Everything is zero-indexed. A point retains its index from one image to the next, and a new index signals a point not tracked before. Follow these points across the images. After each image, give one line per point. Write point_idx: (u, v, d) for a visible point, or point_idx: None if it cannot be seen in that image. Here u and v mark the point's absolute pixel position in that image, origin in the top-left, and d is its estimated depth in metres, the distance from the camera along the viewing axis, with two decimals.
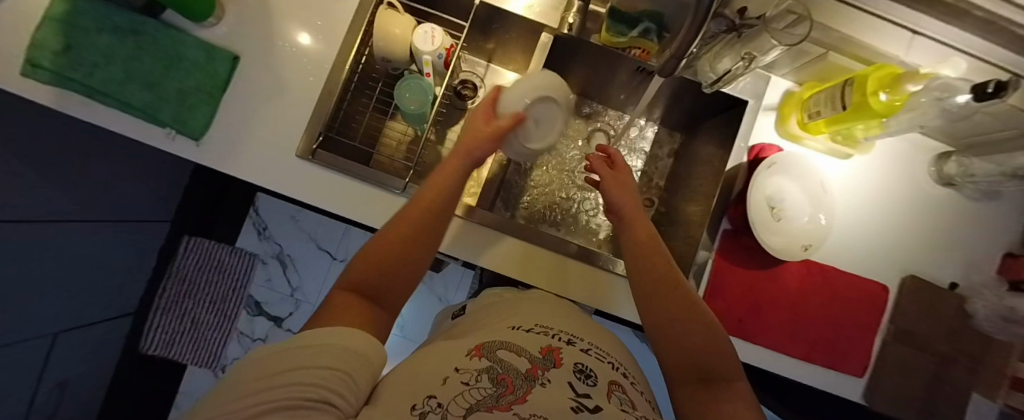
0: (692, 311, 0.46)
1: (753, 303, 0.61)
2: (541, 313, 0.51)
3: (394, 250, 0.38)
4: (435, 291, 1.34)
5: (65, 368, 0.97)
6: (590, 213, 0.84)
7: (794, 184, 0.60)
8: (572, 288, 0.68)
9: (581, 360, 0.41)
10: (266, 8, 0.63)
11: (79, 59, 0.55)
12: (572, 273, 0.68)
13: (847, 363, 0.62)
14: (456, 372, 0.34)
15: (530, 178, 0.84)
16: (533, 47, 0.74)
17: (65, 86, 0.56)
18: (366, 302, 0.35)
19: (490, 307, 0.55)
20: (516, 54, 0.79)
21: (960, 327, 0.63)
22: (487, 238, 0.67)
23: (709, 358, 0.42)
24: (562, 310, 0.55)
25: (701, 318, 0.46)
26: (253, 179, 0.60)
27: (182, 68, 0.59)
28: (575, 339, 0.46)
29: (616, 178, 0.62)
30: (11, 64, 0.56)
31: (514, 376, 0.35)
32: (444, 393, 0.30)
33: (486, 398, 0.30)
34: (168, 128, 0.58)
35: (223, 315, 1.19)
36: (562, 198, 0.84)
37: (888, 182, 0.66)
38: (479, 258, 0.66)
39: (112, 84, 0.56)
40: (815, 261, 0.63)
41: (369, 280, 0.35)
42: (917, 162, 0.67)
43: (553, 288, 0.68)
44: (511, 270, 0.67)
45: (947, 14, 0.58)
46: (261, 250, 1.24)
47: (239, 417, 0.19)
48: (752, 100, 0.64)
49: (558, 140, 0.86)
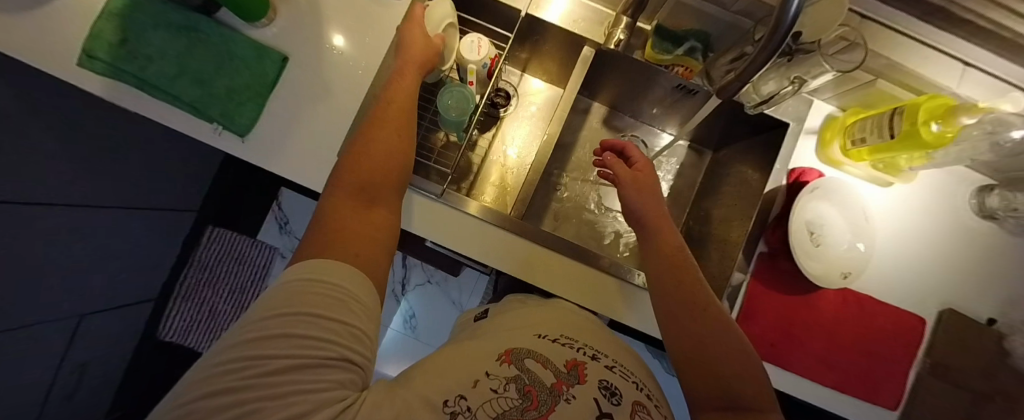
0: (714, 328, 0.46)
1: (777, 321, 0.61)
2: (563, 324, 0.51)
3: (376, 157, 0.47)
4: (449, 295, 1.34)
5: (87, 351, 0.99)
6: (615, 225, 0.84)
7: (833, 209, 0.60)
8: (592, 298, 0.68)
9: (606, 378, 0.40)
10: (314, 12, 0.65)
11: (136, 53, 0.57)
12: (571, 272, 0.68)
13: (881, 395, 0.61)
14: (486, 376, 0.35)
15: (558, 188, 0.84)
16: (570, 59, 0.75)
17: (118, 77, 0.58)
18: (363, 206, 0.43)
19: (510, 310, 0.55)
20: (551, 66, 0.80)
21: (998, 365, 0.61)
22: (501, 240, 0.67)
23: (734, 388, 0.42)
24: (584, 321, 0.54)
25: (726, 341, 0.45)
26: (294, 177, 0.61)
27: (232, 66, 0.60)
28: (596, 351, 0.45)
29: (636, 179, 0.60)
30: (68, 52, 0.57)
31: (539, 389, 0.36)
32: (474, 395, 0.33)
33: (511, 407, 0.33)
34: (215, 123, 0.59)
35: (240, 306, 1.17)
36: (588, 208, 0.84)
37: (928, 211, 0.65)
38: (499, 261, 0.66)
39: (166, 79, 0.57)
40: (853, 289, 0.62)
41: (367, 181, 0.45)
42: (955, 194, 0.66)
43: (573, 296, 0.67)
44: (523, 273, 0.66)
45: (999, 46, 0.58)
46: (282, 244, 1.26)
47: (276, 362, 0.25)
48: (794, 123, 0.63)
49: (588, 152, 0.86)
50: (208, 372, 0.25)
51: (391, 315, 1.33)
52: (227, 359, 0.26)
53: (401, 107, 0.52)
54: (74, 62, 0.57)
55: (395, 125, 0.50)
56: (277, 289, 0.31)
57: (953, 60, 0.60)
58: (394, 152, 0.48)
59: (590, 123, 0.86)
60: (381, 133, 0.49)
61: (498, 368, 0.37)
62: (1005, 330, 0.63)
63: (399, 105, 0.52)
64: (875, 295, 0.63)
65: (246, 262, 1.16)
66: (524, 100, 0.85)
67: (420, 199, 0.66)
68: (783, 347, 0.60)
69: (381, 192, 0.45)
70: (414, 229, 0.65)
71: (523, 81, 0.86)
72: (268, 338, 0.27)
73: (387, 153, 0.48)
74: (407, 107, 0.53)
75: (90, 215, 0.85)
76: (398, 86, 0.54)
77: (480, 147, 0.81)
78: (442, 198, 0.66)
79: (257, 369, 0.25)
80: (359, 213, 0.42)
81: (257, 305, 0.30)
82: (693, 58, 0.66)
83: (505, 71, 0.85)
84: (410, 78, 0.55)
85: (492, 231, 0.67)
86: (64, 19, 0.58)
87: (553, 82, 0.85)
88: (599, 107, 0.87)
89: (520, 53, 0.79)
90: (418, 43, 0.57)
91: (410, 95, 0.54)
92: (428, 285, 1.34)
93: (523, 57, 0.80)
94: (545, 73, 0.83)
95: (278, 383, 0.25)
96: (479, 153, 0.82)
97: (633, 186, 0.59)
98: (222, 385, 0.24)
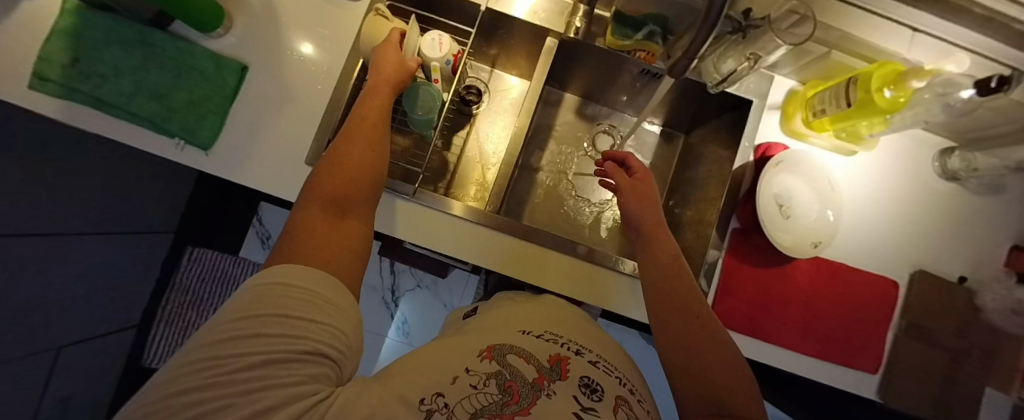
0: (694, 314, 0.47)
1: (759, 297, 0.62)
2: (547, 320, 0.50)
3: (349, 165, 0.46)
4: (441, 298, 1.33)
5: (69, 384, 0.96)
6: (596, 214, 0.84)
7: (802, 182, 0.61)
8: (576, 288, 0.68)
9: (589, 372, 0.40)
10: (272, 19, 0.64)
11: (89, 72, 0.56)
12: (560, 267, 0.68)
13: (861, 359, 0.62)
14: (467, 372, 0.35)
15: (537, 181, 0.84)
16: (536, 51, 0.75)
17: (72, 98, 0.56)
18: (336, 213, 0.42)
19: (498, 307, 0.54)
20: (519, 60, 0.80)
21: (970, 321, 0.63)
22: (488, 240, 0.67)
23: (716, 379, 0.41)
24: (568, 315, 0.54)
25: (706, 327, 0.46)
26: (263, 187, 0.60)
27: (190, 79, 0.59)
28: (580, 347, 0.45)
29: (634, 187, 0.61)
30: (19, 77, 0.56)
31: (520, 384, 0.36)
32: (453, 392, 0.32)
33: (491, 403, 0.33)
34: (177, 138, 0.58)
35: None
36: (569, 199, 0.84)
37: (897, 178, 0.67)
38: (481, 258, 0.66)
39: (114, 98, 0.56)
40: (826, 258, 0.64)
41: (342, 191, 0.44)
42: (921, 158, 0.68)
43: (556, 287, 0.67)
44: (505, 268, 0.66)
45: (945, 11, 0.60)
46: None
47: (245, 358, 0.25)
48: (757, 99, 0.64)
49: (564, 143, 0.87)
50: (176, 372, 0.24)
51: (383, 322, 1.32)
52: (195, 358, 0.25)
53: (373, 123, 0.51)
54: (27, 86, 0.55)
55: (365, 141, 0.49)
56: (245, 291, 0.30)
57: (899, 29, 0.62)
58: (365, 164, 0.47)
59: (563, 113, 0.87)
60: (353, 145, 0.48)
61: (478, 364, 0.36)
62: (975, 286, 0.65)
63: (370, 119, 0.52)
64: (850, 262, 0.64)
65: (230, 280, 1.14)
66: (496, 95, 0.85)
67: (390, 200, 0.65)
68: (765, 323, 0.61)
69: (352, 200, 0.44)
70: (386, 231, 0.64)
71: (493, 77, 0.86)
72: (236, 337, 0.26)
73: (360, 165, 0.47)
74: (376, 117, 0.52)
75: (61, 242, 0.83)
76: (372, 97, 0.54)
77: (455, 145, 0.81)
78: (414, 198, 0.65)
79: (228, 366, 0.24)
80: (334, 225, 0.41)
81: (225, 307, 0.29)
82: (653, 42, 0.67)
83: (474, 68, 0.85)
84: (383, 94, 0.55)
85: (469, 227, 0.67)
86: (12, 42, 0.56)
87: (523, 77, 0.85)
88: (571, 97, 0.87)
89: (487, 49, 0.79)
90: (388, 69, 0.57)
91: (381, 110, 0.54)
92: (418, 290, 1.33)
93: (491, 53, 0.80)
94: (514, 68, 0.83)
95: (248, 379, 0.24)
96: (454, 154, 0.82)
97: (632, 194, 0.60)
98: (191, 384, 0.23)
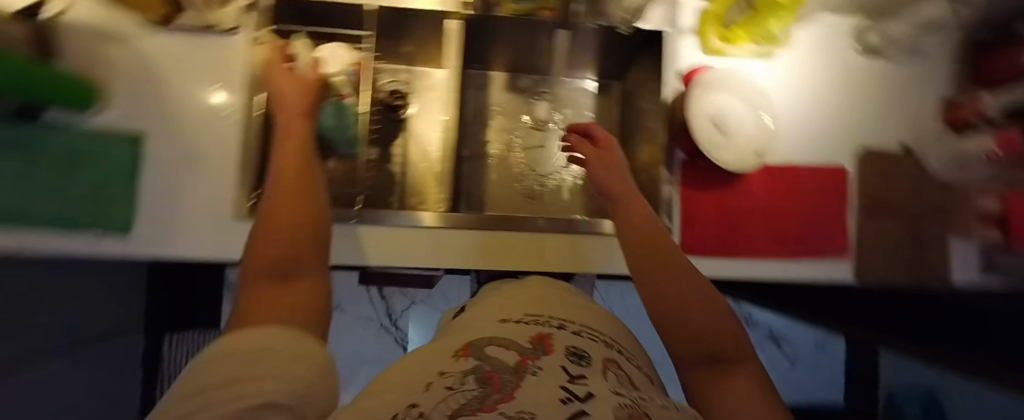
0: (678, 262, 0.43)
1: (723, 218, 0.62)
2: (529, 305, 0.45)
3: (285, 207, 0.42)
4: (438, 305, 1.32)
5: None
6: (556, 180, 0.82)
7: (732, 96, 0.61)
8: (553, 261, 0.67)
9: (579, 344, 0.33)
10: (156, 81, 0.59)
11: None
12: (550, 248, 0.67)
13: (829, 248, 0.64)
14: (438, 378, 0.24)
15: (487, 169, 0.81)
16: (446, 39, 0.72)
17: None
18: (277, 270, 0.37)
19: (480, 305, 0.52)
20: (432, 47, 0.77)
21: (917, 182, 0.67)
22: (472, 242, 0.65)
23: (710, 321, 0.38)
24: (548, 293, 0.50)
25: (688, 269, 0.42)
26: (198, 254, 0.58)
27: (88, 164, 0.53)
28: (568, 321, 0.40)
29: (603, 157, 0.60)
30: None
31: (504, 371, 0.25)
32: (426, 400, 0.20)
33: (471, 399, 0.20)
34: (92, 231, 0.54)
35: None
36: (524, 175, 0.81)
37: (826, 70, 0.68)
38: (456, 263, 0.65)
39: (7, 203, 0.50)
40: (774, 165, 0.65)
41: (283, 246, 0.39)
42: (838, 44, 0.69)
43: (534, 266, 0.67)
44: (483, 264, 0.65)
45: None
46: None
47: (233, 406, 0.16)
48: (665, 27, 0.66)
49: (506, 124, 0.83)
50: None
51: (388, 348, 1.30)
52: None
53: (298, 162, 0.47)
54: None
55: (294, 175, 0.46)
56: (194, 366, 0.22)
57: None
58: (291, 203, 0.43)
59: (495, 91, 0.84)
60: (287, 183, 0.44)
61: (453, 365, 0.26)
62: (916, 149, 0.69)
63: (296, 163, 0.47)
64: (801, 162, 0.66)
65: None
66: (421, 94, 0.82)
67: None
68: (736, 240, 0.62)
69: (299, 258, 0.39)
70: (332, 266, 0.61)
71: (415, 75, 0.83)
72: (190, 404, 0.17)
73: (296, 213, 0.42)
74: (299, 156, 0.48)
75: None
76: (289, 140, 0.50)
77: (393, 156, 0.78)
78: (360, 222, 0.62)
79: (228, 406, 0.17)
80: (294, 287, 0.36)
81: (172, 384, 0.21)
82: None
83: (391, 71, 0.82)
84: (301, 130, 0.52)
85: (435, 236, 0.65)
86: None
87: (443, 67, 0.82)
88: (499, 75, 0.85)
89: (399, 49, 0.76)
90: (288, 89, 0.54)
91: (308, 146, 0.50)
92: (413, 305, 1.32)
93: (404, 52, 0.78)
94: (431, 57, 0.80)
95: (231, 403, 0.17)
96: (397, 162, 0.79)
97: (601, 167, 0.58)
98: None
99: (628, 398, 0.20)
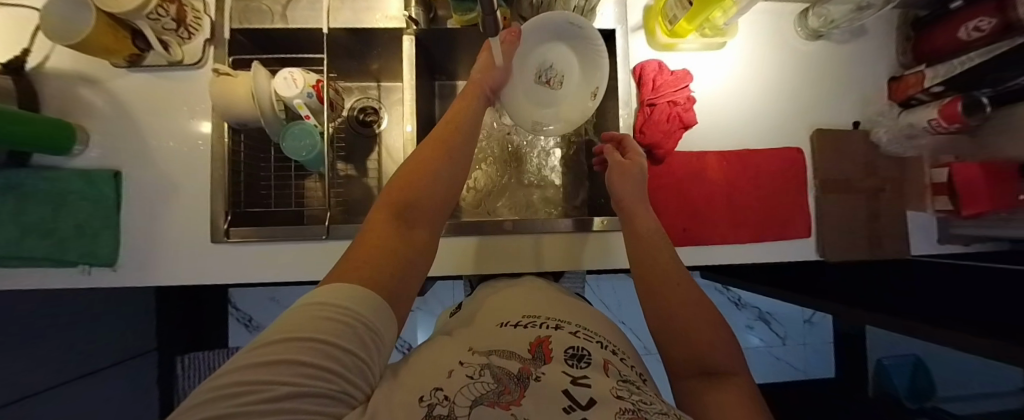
0: (685, 292, 0.41)
1: (744, 224, 0.63)
2: (543, 304, 0.43)
3: (418, 158, 0.42)
4: (432, 310, 1.19)
5: (86, 391, 0.84)
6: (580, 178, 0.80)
7: (812, 196, 0.64)
8: (581, 260, 0.65)
9: (574, 344, 0.32)
10: None
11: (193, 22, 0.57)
12: (542, 248, 0.64)
13: None
14: (460, 365, 0.27)
15: (512, 159, 0.80)
16: None
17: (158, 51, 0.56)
18: (398, 226, 0.36)
19: (491, 296, 0.50)
20: None
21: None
22: (464, 249, 0.64)
23: (709, 349, 0.35)
24: (591, 311, 0.45)
25: (697, 299, 0.40)
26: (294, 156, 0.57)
27: (286, 31, 0.60)
28: (580, 327, 0.37)
29: (622, 169, 0.55)
30: (61, 112, 0.57)
31: (511, 371, 0.27)
32: (452, 383, 0.24)
33: (488, 391, 0.23)
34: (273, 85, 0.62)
35: None
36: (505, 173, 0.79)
37: (910, 238, 0.65)
38: (447, 268, 0.63)
39: (188, 44, 0.58)
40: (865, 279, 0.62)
41: (403, 201, 0.38)
42: (924, 225, 0.65)
43: (560, 268, 0.65)
44: (504, 266, 0.64)
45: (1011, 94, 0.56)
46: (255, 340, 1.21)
47: None
48: (792, 144, 0.65)
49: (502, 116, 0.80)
50: None
51: None
52: None
53: (439, 138, 0.44)
54: (77, 89, 0.58)
55: (436, 161, 0.42)
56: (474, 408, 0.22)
57: (913, 70, 0.63)
58: (414, 185, 0.39)
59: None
60: (421, 151, 0.43)
61: (469, 357, 0.28)
62: None
63: (453, 115, 0.48)
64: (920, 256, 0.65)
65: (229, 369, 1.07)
66: None
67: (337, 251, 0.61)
68: None
69: (419, 213, 0.38)
70: None
71: None
72: (221, 404, 0.17)
73: (408, 201, 0.38)
74: (470, 113, 0.49)
75: None
76: (460, 103, 0.50)
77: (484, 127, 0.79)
78: None
79: None
80: (397, 234, 0.35)
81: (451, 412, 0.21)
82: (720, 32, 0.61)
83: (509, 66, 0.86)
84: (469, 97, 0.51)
85: None
86: (60, 54, 0.57)
87: None
88: None
89: None
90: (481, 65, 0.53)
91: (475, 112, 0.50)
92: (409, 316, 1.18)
93: None
94: None
95: None
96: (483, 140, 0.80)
97: (619, 181, 0.54)
98: None
99: (630, 405, 0.23)
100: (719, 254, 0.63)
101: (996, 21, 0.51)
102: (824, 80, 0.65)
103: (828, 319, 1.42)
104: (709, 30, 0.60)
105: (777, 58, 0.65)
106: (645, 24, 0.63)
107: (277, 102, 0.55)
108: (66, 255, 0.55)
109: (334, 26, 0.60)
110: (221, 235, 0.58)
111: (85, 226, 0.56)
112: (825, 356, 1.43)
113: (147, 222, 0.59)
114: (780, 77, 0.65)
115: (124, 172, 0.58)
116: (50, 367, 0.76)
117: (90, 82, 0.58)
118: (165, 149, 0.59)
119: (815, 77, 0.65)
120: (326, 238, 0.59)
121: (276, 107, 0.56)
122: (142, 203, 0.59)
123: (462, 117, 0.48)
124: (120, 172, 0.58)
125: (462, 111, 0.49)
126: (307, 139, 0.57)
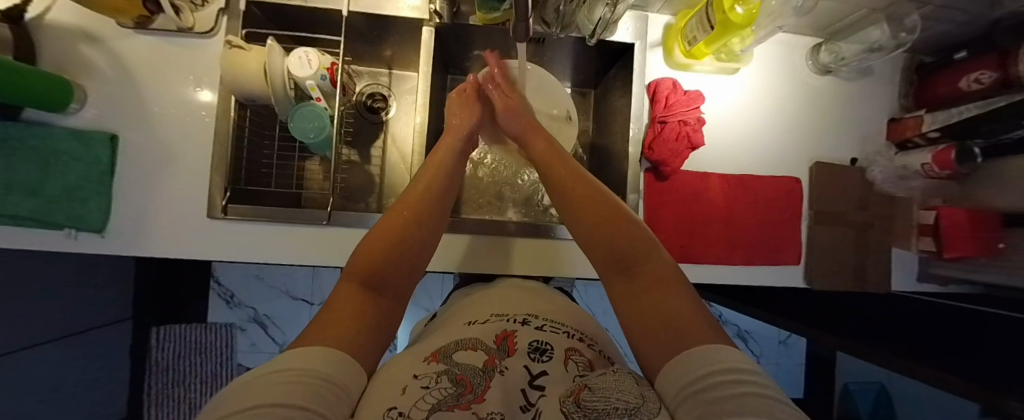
0: (591, 203, 0.40)
1: (739, 246, 0.64)
2: (505, 304, 0.42)
3: (390, 221, 0.41)
4: (419, 302, 1.18)
5: (58, 355, 0.81)
6: None
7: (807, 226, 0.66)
8: (577, 267, 0.66)
9: (536, 337, 0.32)
10: None
11: None
12: (539, 252, 0.65)
13: None
14: (416, 378, 0.26)
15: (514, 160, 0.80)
16: (596, 75, 0.76)
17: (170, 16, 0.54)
18: (366, 294, 0.35)
19: (464, 301, 0.49)
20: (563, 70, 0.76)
21: None
22: (462, 248, 0.64)
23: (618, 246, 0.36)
24: (558, 302, 0.46)
25: (599, 198, 0.40)
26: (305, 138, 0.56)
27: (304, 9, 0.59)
28: (545, 319, 0.38)
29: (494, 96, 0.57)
30: (58, 68, 0.55)
31: (472, 372, 0.27)
32: (407, 398, 0.23)
33: (446, 396, 0.24)
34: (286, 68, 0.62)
35: (217, 364, 1.06)
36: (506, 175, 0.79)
37: (892, 273, 0.68)
38: (443, 265, 0.63)
39: (200, 11, 0.57)
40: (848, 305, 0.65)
41: (375, 271, 0.36)
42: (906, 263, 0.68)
43: (554, 272, 0.65)
44: (499, 267, 0.64)
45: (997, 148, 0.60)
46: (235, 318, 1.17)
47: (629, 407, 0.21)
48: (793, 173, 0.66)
49: None
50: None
51: None
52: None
53: (409, 204, 0.43)
54: (79, 47, 0.56)
55: (412, 221, 0.41)
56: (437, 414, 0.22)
57: (912, 113, 0.66)
58: (385, 247, 0.38)
59: (595, 120, 0.79)
60: (395, 211, 0.42)
61: (425, 367, 0.28)
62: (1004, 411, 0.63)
63: (436, 163, 0.48)
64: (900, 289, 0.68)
65: (206, 351, 1.04)
66: None
67: (333, 238, 0.60)
68: None
69: (391, 279, 0.37)
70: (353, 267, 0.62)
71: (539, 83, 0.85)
72: None
73: (381, 266, 0.37)
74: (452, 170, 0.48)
75: None
76: (444, 153, 0.50)
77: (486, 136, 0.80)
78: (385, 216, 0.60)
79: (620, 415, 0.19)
80: (367, 304, 0.34)
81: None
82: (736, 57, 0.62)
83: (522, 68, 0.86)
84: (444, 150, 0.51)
85: None
86: (63, 8, 0.55)
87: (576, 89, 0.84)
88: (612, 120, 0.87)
89: None
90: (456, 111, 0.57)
91: (457, 153, 0.51)
92: None
93: None
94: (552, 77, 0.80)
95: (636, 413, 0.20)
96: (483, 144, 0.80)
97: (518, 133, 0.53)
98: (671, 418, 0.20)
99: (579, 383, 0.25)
100: (712, 273, 0.64)
101: (995, 75, 0.54)
102: (827, 115, 0.67)
103: (802, 341, 1.46)
104: (724, 54, 0.61)
105: (786, 88, 0.66)
106: (663, 41, 0.64)
107: (289, 81, 0.54)
108: (53, 217, 0.52)
109: (354, 10, 0.59)
110: (217, 210, 0.57)
111: (74, 188, 0.53)
112: (796, 377, 1.47)
113: (142, 189, 0.57)
114: (786, 106, 0.66)
115: (121, 135, 0.56)
116: (26, 328, 0.73)
117: (92, 40, 0.56)
118: (166, 118, 0.57)
119: (819, 111, 0.67)
120: (327, 224, 0.58)
121: (288, 86, 0.54)
122: (138, 170, 0.57)
123: (446, 166, 0.48)
124: (117, 136, 0.56)
125: (448, 167, 0.49)
126: (317, 121, 0.56)
